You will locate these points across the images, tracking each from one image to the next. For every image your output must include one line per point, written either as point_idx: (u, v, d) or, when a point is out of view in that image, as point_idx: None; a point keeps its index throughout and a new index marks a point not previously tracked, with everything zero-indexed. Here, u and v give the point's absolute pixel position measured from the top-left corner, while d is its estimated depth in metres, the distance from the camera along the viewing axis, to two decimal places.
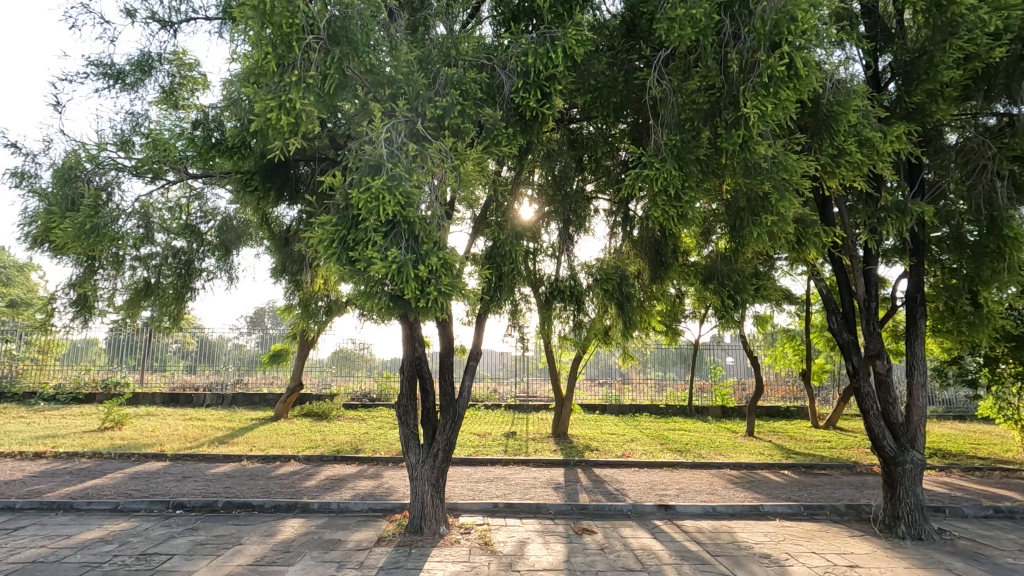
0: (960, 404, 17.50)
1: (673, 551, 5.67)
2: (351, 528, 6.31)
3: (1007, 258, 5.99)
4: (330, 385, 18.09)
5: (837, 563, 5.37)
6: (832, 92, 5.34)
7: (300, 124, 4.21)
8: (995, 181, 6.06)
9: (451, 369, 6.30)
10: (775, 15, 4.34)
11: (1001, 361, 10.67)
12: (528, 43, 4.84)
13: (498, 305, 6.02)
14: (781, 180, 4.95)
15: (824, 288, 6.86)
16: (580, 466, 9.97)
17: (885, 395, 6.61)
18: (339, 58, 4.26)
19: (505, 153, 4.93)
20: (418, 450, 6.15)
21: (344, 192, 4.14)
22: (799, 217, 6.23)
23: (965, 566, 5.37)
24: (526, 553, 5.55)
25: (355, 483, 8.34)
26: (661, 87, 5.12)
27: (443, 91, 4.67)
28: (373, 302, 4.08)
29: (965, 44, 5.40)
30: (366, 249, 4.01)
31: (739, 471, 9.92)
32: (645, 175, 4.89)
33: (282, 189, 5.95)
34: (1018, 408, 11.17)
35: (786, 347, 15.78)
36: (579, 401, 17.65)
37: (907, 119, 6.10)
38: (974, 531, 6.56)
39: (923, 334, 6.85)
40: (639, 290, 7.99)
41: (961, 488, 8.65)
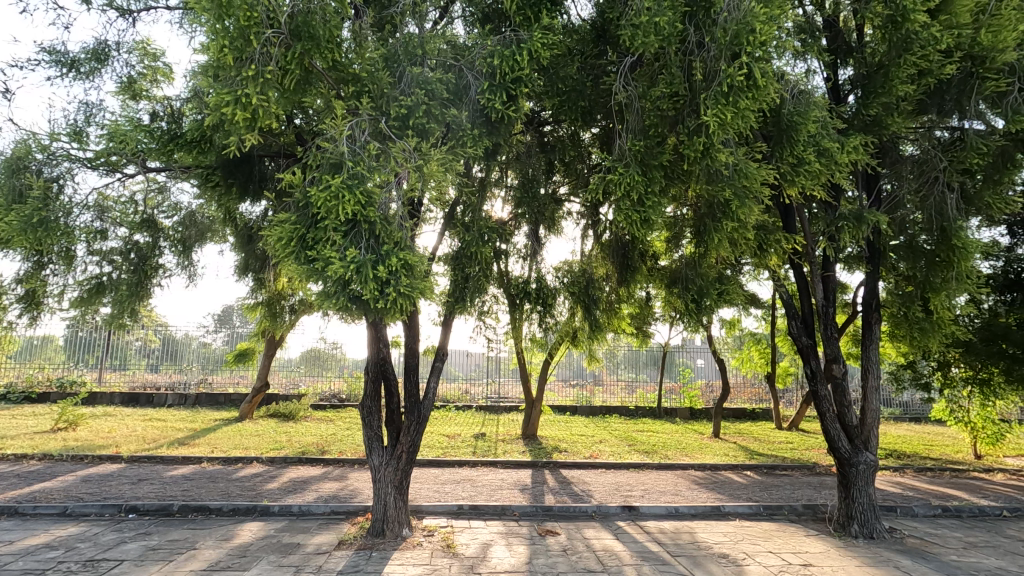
0: (916, 407, 18.15)
1: (634, 552, 5.74)
2: (312, 531, 6.21)
3: (954, 267, 6.28)
4: (298, 385, 17.79)
5: (791, 562, 5.51)
6: (793, 103, 5.49)
7: (257, 119, 4.15)
8: (946, 193, 6.27)
9: (416, 370, 6.25)
10: (735, 26, 4.45)
11: (953, 366, 11.09)
12: (494, 44, 4.83)
13: (465, 307, 6.01)
14: (742, 187, 5.07)
15: (785, 294, 7.03)
16: (548, 467, 10.03)
17: (840, 398, 6.80)
18: (301, 53, 4.18)
19: (471, 154, 4.90)
20: (381, 452, 6.10)
21: (303, 189, 4.07)
22: (760, 224, 6.43)
23: (912, 564, 5.56)
24: (488, 556, 5.53)
25: (319, 485, 8.22)
26: (626, 92, 5.17)
27: (407, 91, 4.64)
28: (332, 302, 3.99)
29: (918, 60, 5.62)
30: (324, 248, 3.96)
31: (703, 472, 10.09)
32: (610, 180, 4.94)
33: (247, 185, 5.84)
34: (968, 411, 11.71)
35: (752, 350, 16.15)
36: (551, 401, 17.81)
37: (865, 131, 6.27)
38: (923, 530, 6.81)
39: (878, 338, 7.06)
40: (607, 293, 8.08)
41: (913, 488, 8.97)
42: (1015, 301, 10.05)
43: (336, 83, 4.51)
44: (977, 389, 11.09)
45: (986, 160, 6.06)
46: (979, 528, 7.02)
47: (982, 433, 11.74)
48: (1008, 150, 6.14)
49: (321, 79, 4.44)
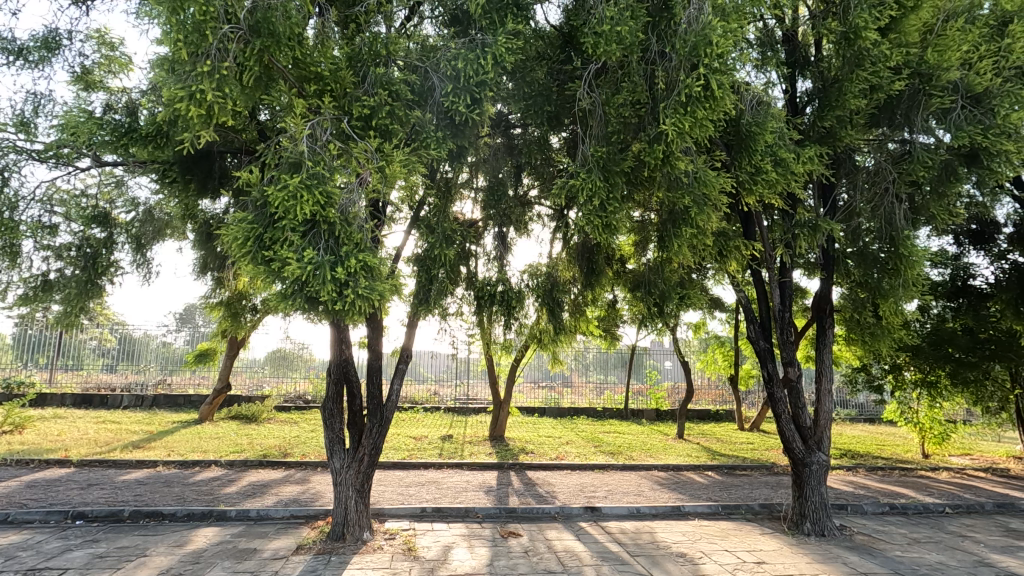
0: (870, 409, 18.87)
1: (595, 552, 5.80)
2: (270, 536, 6.08)
3: (901, 275, 6.56)
4: (262, 386, 17.39)
5: (745, 560, 5.65)
6: (752, 113, 5.64)
7: (213, 116, 4.07)
8: (896, 204, 6.49)
9: (379, 372, 6.20)
10: (694, 37, 4.56)
11: (905, 369, 11.55)
12: (459, 48, 4.83)
13: (429, 309, 5.98)
14: (701, 195, 5.21)
15: (744, 298, 7.21)
16: (513, 469, 10.04)
17: (795, 400, 7.01)
18: (260, 50, 4.12)
19: (435, 156, 4.88)
20: (343, 455, 6.02)
21: (261, 188, 4.01)
22: (720, 231, 6.64)
23: (859, 560, 5.77)
24: (449, 558, 5.52)
25: (279, 489, 8.06)
26: (590, 99, 5.23)
27: (371, 91, 4.61)
28: (288, 303, 3.93)
29: (870, 75, 5.87)
30: (281, 248, 3.91)
31: (666, 472, 10.26)
32: (572, 185, 4.98)
33: (206, 181, 5.68)
34: (917, 412, 12.18)
35: (717, 352, 16.47)
36: (520, 403, 17.86)
37: (821, 142, 6.50)
38: (871, 527, 7.08)
39: (831, 342, 7.31)
40: (573, 295, 8.16)
41: (864, 487, 9.33)
42: (961, 307, 10.60)
43: (297, 81, 4.46)
44: (925, 391, 11.57)
45: (932, 172, 6.30)
46: (922, 524, 7.34)
47: (930, 433, 12.19)
48: (952, 164, 6.29)
49: (282, 76, 4.39)
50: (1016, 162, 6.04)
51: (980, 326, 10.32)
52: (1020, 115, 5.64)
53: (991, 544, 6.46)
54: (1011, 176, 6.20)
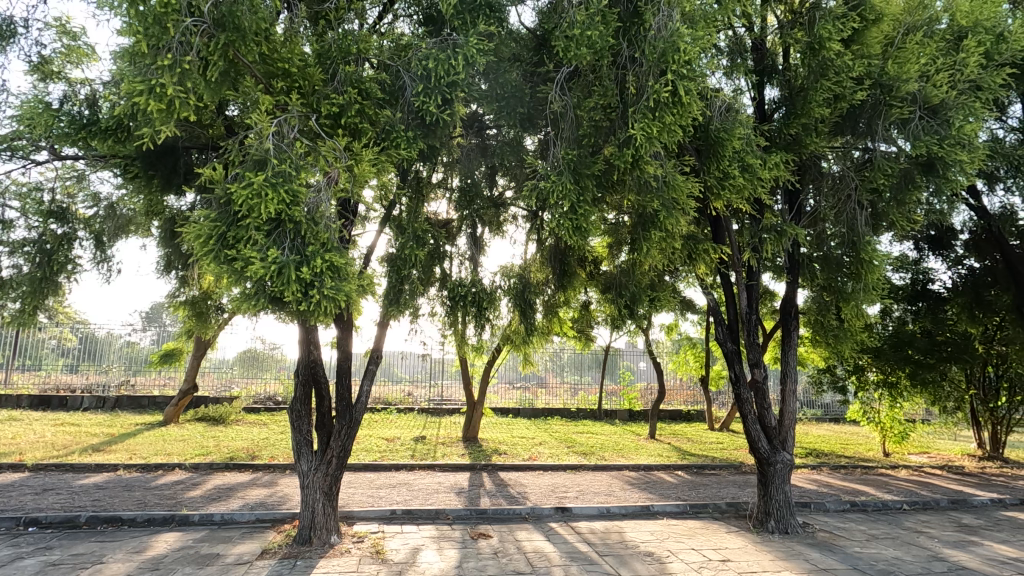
0: (835, 409, 19.41)
1: (564, 552, 5.83)
2: (234, 540, 5.95)
3: (862, 278, 6.78)
4: (232, 386, 17.02)
5: (711, 558, 5.75)
6: (720, 119, 5.74)
7: (173, 110, 3.97)
8: (857, 210, 6.69)
9: (349, 372, 6.13)
10: (662, 44, 4.65)
11: (867, 369, 11.93)
12: (429, 47, 4.80)
13: (400, 310, 5.92)
14: (669, 199, 5.30)
15: (713, 301, 7.34)
16: (486, 470, 10.03)
17: (760, 400, 7.15)
18: (224, 44, 4.04)
19: (405, 156, 4.84)
20: (310, 457, 5.93)
21: (225, 186, 3.94)
22: (689, 234, 6.75)
23: (820, 557, 5.91)
24: (418, 560, 5.48)
25: (245, 492, 7.89)
26: (561, 101, 5.24)
27: (340, 89, 4.58)
28: (250, 303, 3.87)
29: (833, 85, 6.07)
30: (245, 247, 3.84)
31: (637, 472, 10.37)
32: (543, 187, 5.00)
33: (170, 177, 5.52)
34: (880, 412, 12.41)
35: (688, 354, 16.70)
36: (494, 404, 17.84)
37: (787, 148, 6.65)
38: (832, 524, 7.28)
39: (796, 344, 7.49)
40: (546, 296, 8.19)
41: (827, 485, 9.58)
42: (921, 311, 10.93)
43: (264, 77, 4.39)
44: (887, 392, 11.94)
45: (892, 180, 6.47)
46: (881, 521, 7.57)
47: (891, 432, 12.39)
48: (911, 173, 6.43)
49: (247, 71, 4.31)
50: (971, 171, 6.22)
51: (937, 328, 10.76)
52: (973, 126, 5.90)
53: (945, 539, 6.70)
54: (965, 185, 6.41)
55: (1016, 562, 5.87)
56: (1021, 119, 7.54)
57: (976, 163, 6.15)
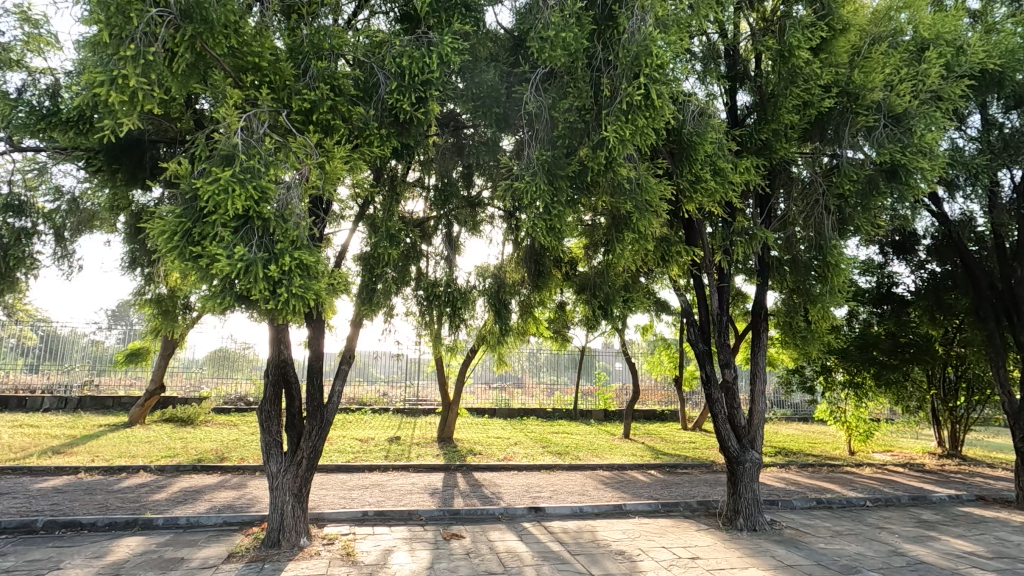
0: (804, 409, 19.90)
1: (536, 552, 5.85)
2: (199, 544, 5.82)
3: (828, 282, 6.97)
4: (201, 387, 16.65)
5: (680, 556, 5.82)
6: (693, 123, 5.83)
7: (137, 102, 3.88)
8: (824, 214, 6.84)
9: (320, 372, 6.04)
10: (635, 48, 4.71)
11: (835, 370, 12.25)
12: (403, 45, 4.76)
13: (373, 309, 5.86)
14: (643, 201, 5.38)
15: (685, 302, 7.44)
16: (461, 470, 10.00)
17: (730, 400, 7.27)
18: (191, 36, 3.96)
19: (378, 154, 4.80)
20: (280, 458, 5.83)
21: (191, 180, 3.85)
22: (663, 236, 6.84)
23: (786, 553, 6.04)
24: (389, 562, 5.43)
25: (213, 495, 7.72)
26: (537, 102, 5.23)
27: (312, 85, 4.53)
28: (216, 302, 3.80)
29: (801, 92, 6.21)
30: (210, 244, 3.77)
31: (611, 472, 10.46)
32: (517, 188, 5.01)
33: (136, 172, 5.35)
34: (847, 412, 12.68)
35: (663, 354, 16.89)
36: (470, 405, 17.81)
37: (757, 153, 6.79)
38: (799, 521, 7.45)
39: (766, 345, 7.63)
40: (522, 296, 8.20)
41: (794, 483, 9.80)
42: (886, 313, 11.30)
43: (233, 70, 4.30)
44: (852, 392, 12.27)
45: (857, 186, 6.64)
46: (845, 517, 7.78)
47: (856, 432, 12.67)
48: (876, 179, 6.61)
49: (216, 64, 4.23)
50: (931, 178, 6.43)
51: (901, 331, 11.10)
52: (933, 135, 6.09)
53: (905, 535, 6.91)
54: (926, 192, 6.61)
55: (971, 556, 6.09)
56: (980, 129, 7.80)
57: (937, 170, 6.36)
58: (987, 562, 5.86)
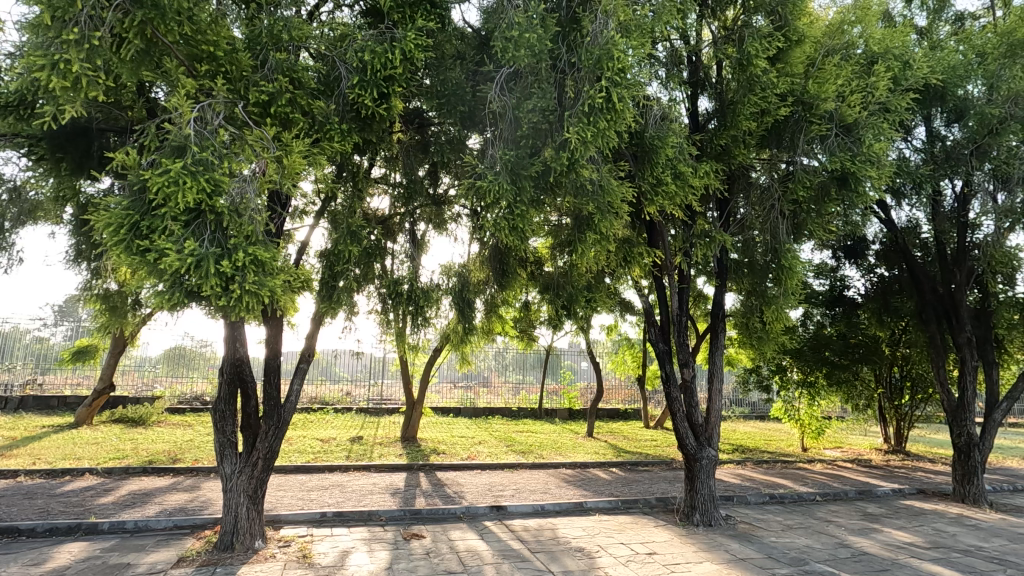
0: (760, 407, 20.55)
1: (496, 551, 5.86)
2: (147, 549, 5.61)
3: (782, 284, 7.21)
4: (155, 386, 16.06)
5: (638, 552, 5.93)
6: (654, 127, 5.96)
7: (80, 89, 3.71)
8: (779, 219, 7.06)
9: (277, 371, 5.90)
10: (598, 51, 4.79)
11: (790, 369, 12.67)
12: (366, 39, 4.68)
13: (334, 307, 5.77)
14: (604, 203, 5.46)
15: (647, 302, 7.58)
16: (423, 470, 9.93)
17: (689, 399, 7.43)
18: (141, 21, 3.80)
19: (338, 150, 4.71)
20: (235, 459, 5.68)
21: (139, 171, 3.72)
22: (625, 238, 6.96)
23: (739, 547, 6.22)
24: (347, 563, 5.35)
25: (164, 497, 7.45)
26: (501, 102, 5.23)
27: (269, 77, 4.44)
28: (165, 297, 3.69)
29: (759, 100, 6.40)
30: (158, 238, 3.64)
31: (573, 470, 10.56)
32: (480, 187, 5.02)
33: (83, 161, 5.11)
34: (800, 410, 13.12)
35: (626, 353, 17.12)
36: (435, 404, 17.72)
37: (717, 158, 6.96)
38: (752, 516, 7.69)
39: (723, 345, 7.84)
40: (487, 295, 8.19)
41: (749, 479, 10.11)
42: (838, 315, 11.75)
43: (186, 59, 4.17)
44: (806, 391, 12.74)
45: (811, 193, 6.88)
46: (795, 512, 8.07)
47: (809, 429, 13.14)
48: (828, 186, 6.88)
49: (167, 52, 4.09)
50: (880, 186, 6.70)
51: (851, 332, 11.75)
52: (881, 145, 6.35)
53: (851, 528, 7.22)
54: (875, 199, 6.89)
55: (910, 546, 6.40)
56: (924, 140, 8.17)
57: (884, 178, 6.61)
58: (924, 552, 6.18)
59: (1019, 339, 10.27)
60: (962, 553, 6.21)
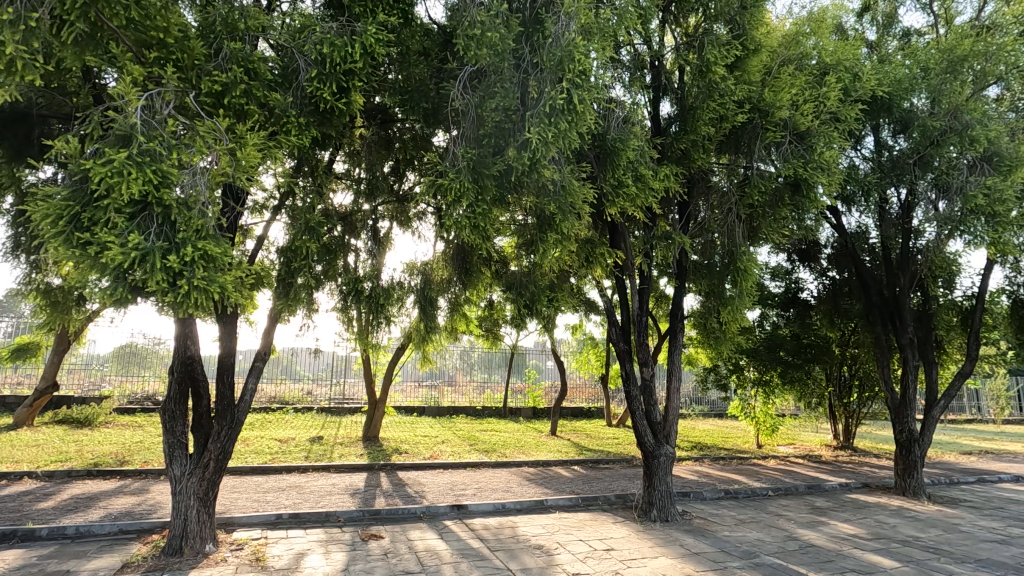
0: (719, 405, 21.15)
1: (455, 550, 5.84)
2: (89, 555, 5.38)
3: (738, 286, 7.41)
4: (102, 386, 15.38)
5: (596, 548, 6.01)
6: (616, 130, 6.05)
7: (15, 71, 3.52)
8: (736, 223, 7.26)
9: (231, 369, 5.73)
10: (559, 54, 4.83)
11: (746, 369, 13.05)
12: (325, 32, 4.58)
13: (292, 304, 5.64)
14: (566, 204, 5.51)
15: (609, 302, 7.68)
16: (385, 469, 9.82)
17: (648, 397, 7.57)
18: (85, 4, 3.63)
19: (295, 144, 4.59)
20: (184, 461, 5.49)
21: (80, 160, 3.55)
22: (588, 239, 7.05)
23: (694, 542, 6.38)
24: (302, 565, 5.25)
25: (109, 501, 7.14)
26: (463, 100, 5.26)
27: (224, 66, 4.32)
28: (108, 293, 3.56)
29: (717, 106, 6.59)
30: (100, 230, 3.50)
31: (536, 468, 10.63)
32: (441, 185, 5.01)
33: (22, 148, 4.86)
34: (756, 408, 13.55)
35: (590, 352, 17.28)
36: (399, 403, 17.61)
37: (677, 161, 7.11)
38: (707, 511, 7.90)
39: (682, 344, 8.00)
40: (451, 294, 8.15)
41: (706, 475, 10.39)
42: (792, 316, 12.15)
43: (134, 45, 4.02)
44: (761, 390, 13.17)
45: (765, 198, 7.11)
46: (748, 506, 8.33)
47: (764, 426, 13.59)
48: (782, 192, 7.13)
49: (114, 37, 3.94)
50: (829, 192, 6.97)
51: (804, 332, 12.19)
52: (831, 153, 6.61)
53: (799, 521, 7.50)
54: (826, 205, 7.17)
55: (854, 537, 6.70)
56: (872, 149, 8.54)
57: (835, 185, 6.88)
58: (867, 543, 6.47)
59: (957, 340, 10.85)
60: (901, 543, 6.53)
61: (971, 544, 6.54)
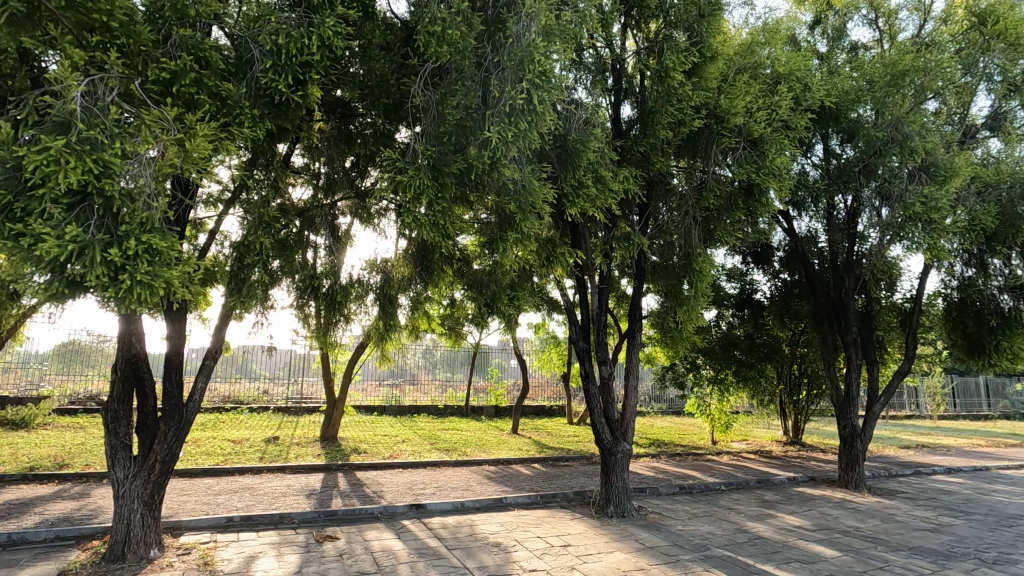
0: (676, 403, 21.65)
1: (412, 549, 5.81)
2: (22, 563, 5.11)
3: (694, 286, 7.62)
4: (41, 385, 14.55)
5: (553, 544, 6.07)
6: (577, 131, 6.12)
7: None
8: (693, 224, 7.44)
9: (179, 368, 5.53)
10: (520, 54, 4.88)
11: (703, 367, 13.40)
12: (282, 22, 4.46)
13: (245, 301, 5.47)
14: (526, 203, 5.56)
15: (569, 301, 7.76)
16: (343, 469, 9.67)
17: (606, 396, 7.67)
18: None
19: (248, 135, 4.46)
20: (128, 463, 5.27)
21: (12, 147, 3.37)
22: (548, 239, 7.12)
23: (648, 536, 6.53)
24: (252, 568, 5.12)
25: (45, 506, 6.79)
26: (424, 97, 5.23)
27: (173, 54, 4.18)
28: (44, 288, 3.40)
29: (675, 110, 6.75)
30: (35, 221, 3.33)
31: (496, 467, 10.65)
32: (400, 182, 4.98)
33: None
34: (711, 405, 13.93)
35: (552, 351, 17.38)
36: (359, 402, 17.35)
37: (637, 164, 7.25)
38: (662, 507, 8.09)
39: (640, 344, 8.15)
40: (412, 292, 8.06)
41: (662, 471, 10.64)
42: (746, 316, 12.55)
43: (75, 28, 3.86)
44: (716, 388, 13.55)
45: (720, 202, 7.34)
46: (702, 501, 8.58)
47: (718, 423, 14.00)
48: (736, 196, 7.36)
49: (53, 18, 3.77)
50: (780, 197, 7.25)
51: (756, 332, 12.63)
52: (782, 160, 6.85)
53: (749, 514, 7.78)
54: (777, 209, 7.45)
55: (799, 529, 6.99)
56: (821, 157, 8.90)
57: (785, 190, 7.15)
58: (810, 534, 6.77)
59: (897, 339, 11.42)
60: (842, 533, 6.85)
61: (906, 533, 6.92)
